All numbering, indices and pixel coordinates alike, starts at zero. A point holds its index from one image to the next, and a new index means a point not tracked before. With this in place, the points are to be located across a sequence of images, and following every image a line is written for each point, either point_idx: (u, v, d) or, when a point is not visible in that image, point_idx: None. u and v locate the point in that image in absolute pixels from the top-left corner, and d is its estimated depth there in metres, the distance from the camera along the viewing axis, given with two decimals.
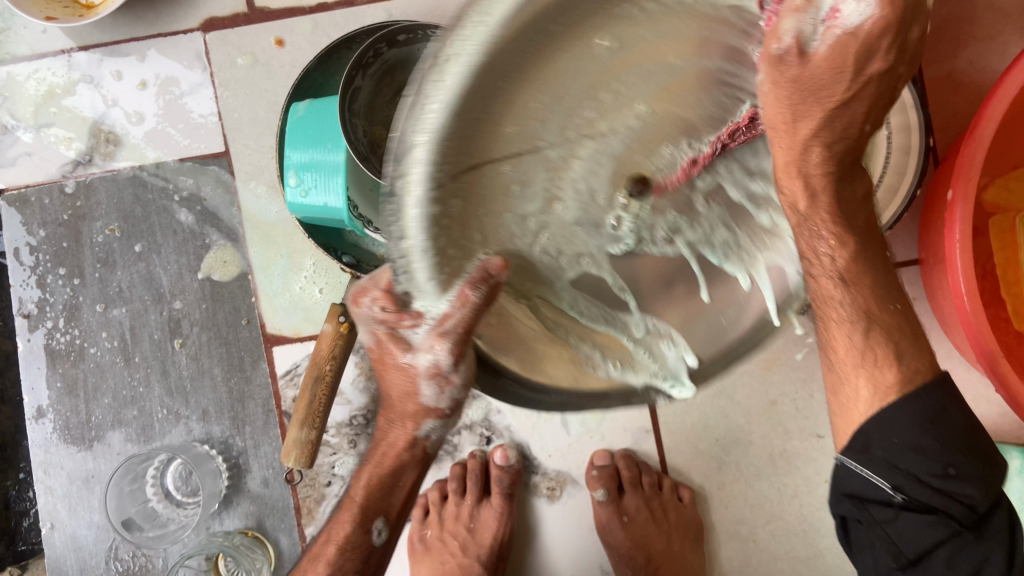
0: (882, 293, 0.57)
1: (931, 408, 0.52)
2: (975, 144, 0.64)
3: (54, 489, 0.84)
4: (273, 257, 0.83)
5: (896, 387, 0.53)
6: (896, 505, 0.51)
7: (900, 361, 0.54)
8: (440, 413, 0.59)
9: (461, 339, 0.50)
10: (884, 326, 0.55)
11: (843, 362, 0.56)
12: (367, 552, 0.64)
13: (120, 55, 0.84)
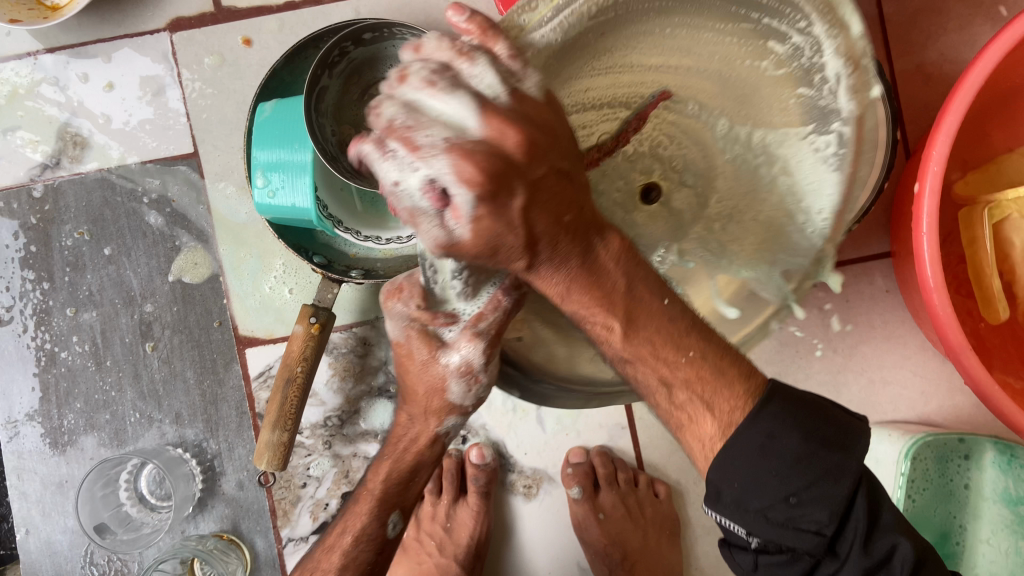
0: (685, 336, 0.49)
1: (762, 435, 0.45)
2: (943, 135, 0.64)
3: (27, 495, 0.84)
4: (243, 256, 0.83)
5: (719, 433, 0.47)
6: (754, 548, 0.47)
7: (712, 407, 0.47)
8: (462, 409, 0.61)
9: (493, 341, 0.55)
10: (689, 373, 0.48)
11: (662, 406, 0.51)
12: (380, 544, 0.63)
13: (86, 57, 0.83)
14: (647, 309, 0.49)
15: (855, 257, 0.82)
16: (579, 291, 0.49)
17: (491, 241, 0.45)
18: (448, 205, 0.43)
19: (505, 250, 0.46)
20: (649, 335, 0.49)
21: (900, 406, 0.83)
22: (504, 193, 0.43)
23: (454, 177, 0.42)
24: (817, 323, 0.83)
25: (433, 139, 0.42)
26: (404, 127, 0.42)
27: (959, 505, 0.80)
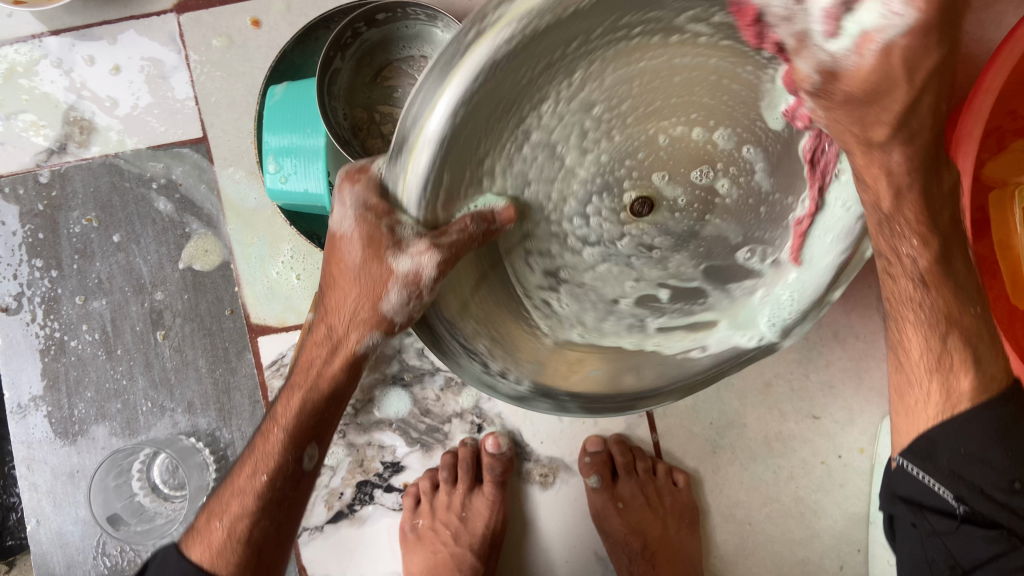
0: (962, 300, 0.54)
1: (1010, 417, 0.53)
2: (974, 114, 0.63)
3: (39, 485, 0.83)
4: (250, 238, 0.81)
5: (971, 393, 0.54)
6: (958, 517, 0.53)
7: (978, 365, 0.54)
8: (388, 328, 0.55)
9: (449, 262, 0.51)
10: (962, 331, 0.54)
11: (910, 367, 0.57)
12: (296, 479, 0.59)
13: (91, 39, 0.82)
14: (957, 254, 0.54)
15: None
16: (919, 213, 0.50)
17: (897, 72, 0.38)
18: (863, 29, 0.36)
19: (875, 111, 0.42)
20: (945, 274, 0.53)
21: None
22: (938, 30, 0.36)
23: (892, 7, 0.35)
24: (838, 309, 0.81)
25: None
26: None
27: None
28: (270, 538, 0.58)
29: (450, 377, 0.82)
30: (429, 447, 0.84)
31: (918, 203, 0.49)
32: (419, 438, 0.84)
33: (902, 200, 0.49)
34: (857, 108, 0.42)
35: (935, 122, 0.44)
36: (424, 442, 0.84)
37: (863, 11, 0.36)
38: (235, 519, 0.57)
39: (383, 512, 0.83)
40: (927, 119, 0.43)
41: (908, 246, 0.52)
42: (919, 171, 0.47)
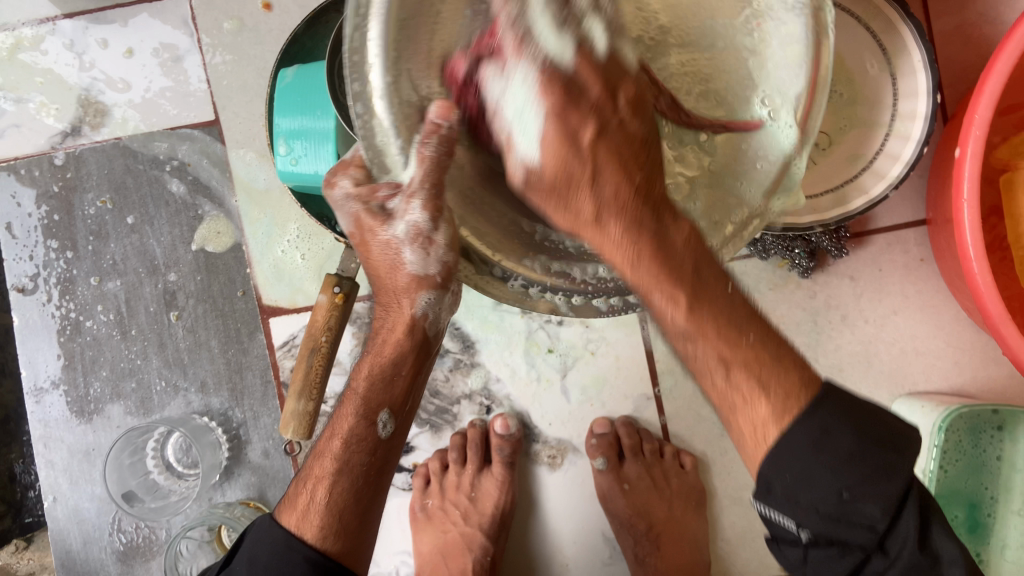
0: (732, 327, 0.47)
1: (816, 431, 0.44)
2: (985, 97, 0.63)
3: (56, 462, 0.84)
4: (257, 215, 0.82)
5: (772, 417, 0.46)
6: (804, 542, 0.46)
7: (766, 389, 0.46)
8: (438, 284, 0.56)
9: (436, 198, 0.46)
10: (746, 362, 0.46)
11: (714, 390, 0.49)
12: (373, 444, 0.61)
13: (105, 23, 0.82)
14: (710, 290, 0.46)
15: (889, 225, 0.81)
16: (646, 257, 0.45)
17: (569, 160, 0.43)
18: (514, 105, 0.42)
19: (578, 180, 0.44)
20: (709, 316, 0.46)
21: (932, 376, 0.82)
22: (579, 115, 0.43)
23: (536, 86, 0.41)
24: (848, 292, 0.82)
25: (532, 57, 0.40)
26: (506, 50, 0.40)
27: (990, 477, 0.78)
28: (348, 502, 0.59)
29: (459, 358, 0.82)
30: (438, 428, 0.85)
31: (653, 267, 0.45)
32: (428, 418, 0.84)
33: (636, 261, 0.45)
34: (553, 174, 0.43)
35: (629, 183, 0.44)
36: (433, 422, 0.85)
37: (512, 90, 0.41)
38: (318, 481, 0.60)
39: (393, 492, 0.85)
40: (647, 202, 0.45)
41: (665, 301, 0.46)
42: (640, 233, 0.45)
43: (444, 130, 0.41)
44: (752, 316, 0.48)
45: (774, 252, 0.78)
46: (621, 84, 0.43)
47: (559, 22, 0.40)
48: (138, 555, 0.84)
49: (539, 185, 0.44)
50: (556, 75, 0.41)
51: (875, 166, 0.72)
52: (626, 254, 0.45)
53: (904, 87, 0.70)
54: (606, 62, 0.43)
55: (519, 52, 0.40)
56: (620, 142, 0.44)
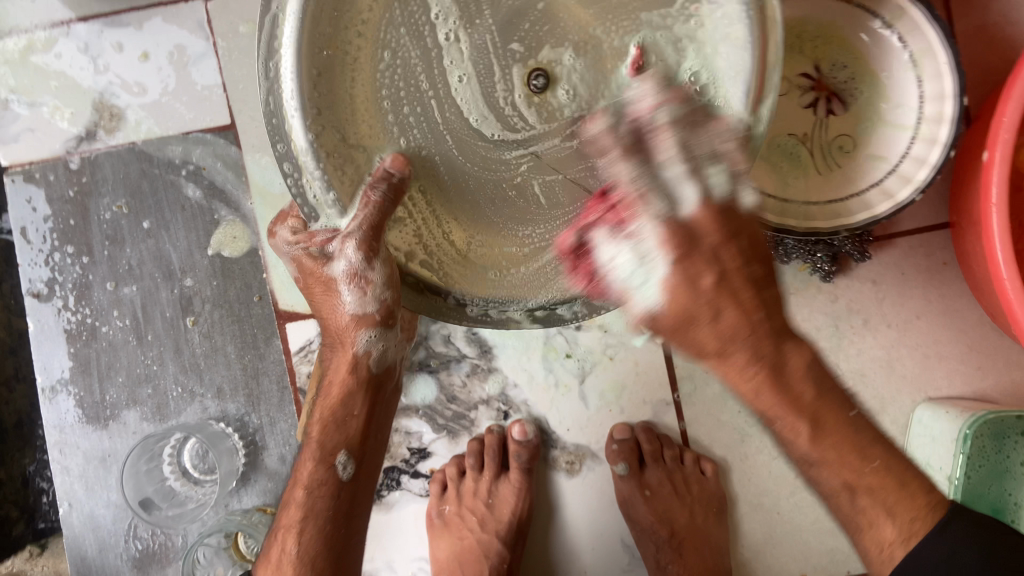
0: (858, 452, 0.50)
1: (942, 554, 0.47)
2: (1014, 101, 0.62)
3: (71, 468, 0.84)
4: (272, 217, 0.82)
5: (899, 540, 0.49)
6: None
7: (892, 514, 0.50)
8: (377, 321, 0.63)
9: (371, 238, 0.56)
10: (872, 487, 0.50)
11: (841, 513, 0.52)
12: (335, 487, 0.64)
13: (120, 26, 0.82)
14: (829, 419, 0.50)
15: (911, 228, 0.80)
16: (766, 388, 0.50)
17: (690, 311, 0.48)
18: (630, 218, 0.49)
19: (698, 326, 0.49)
20: (833, 445, 0.50)
21: (955, 381, 0.81)
22: (699, 266, 0.48)
23: (651, 242, 0.49)
24: (870, 295, 0.81)
25: (651, 216, 0.49)
26: (632, 207, 0.50)
27: (1013, 483, 0.76)
28: (318, 551, 0.63)
29: (477, 363, 0.82)
30: (455, 434, 0.84)
31: (775, 397, 0.50)
32: (445, 424, 0.84)
33: (761, 392, 0.50)
34: (671, 323, 0.49)
35: (745, 323, 0.49)
36: (451, 428, 0.84)
37: (625, 252, 0.50)
38: (287, 533, 0.64)
39: (410, 498, 0.84)
40: (767, 336, 0.49)
41: (786, 426, 0.51)
42: (765, 366, 0.49)
43: (393, 178, 0.54)
44: (879, 438, 0.51)
45: (795, 256, 0.77)
46: (739, 231, 0.49)
47: (687, 174, 0.48)
48: (153, 561, 0.83)
49: (657, 325, 0.50)
50: (674, 225, 0.49)
51: (901, 169, 0.70)
52: (745, 381, 0.50)
53: (931, 89, 0.68)
54: (726, 209, 0.49)
55: (634, 213, 0.49)
56: (734, 282, 0.49)
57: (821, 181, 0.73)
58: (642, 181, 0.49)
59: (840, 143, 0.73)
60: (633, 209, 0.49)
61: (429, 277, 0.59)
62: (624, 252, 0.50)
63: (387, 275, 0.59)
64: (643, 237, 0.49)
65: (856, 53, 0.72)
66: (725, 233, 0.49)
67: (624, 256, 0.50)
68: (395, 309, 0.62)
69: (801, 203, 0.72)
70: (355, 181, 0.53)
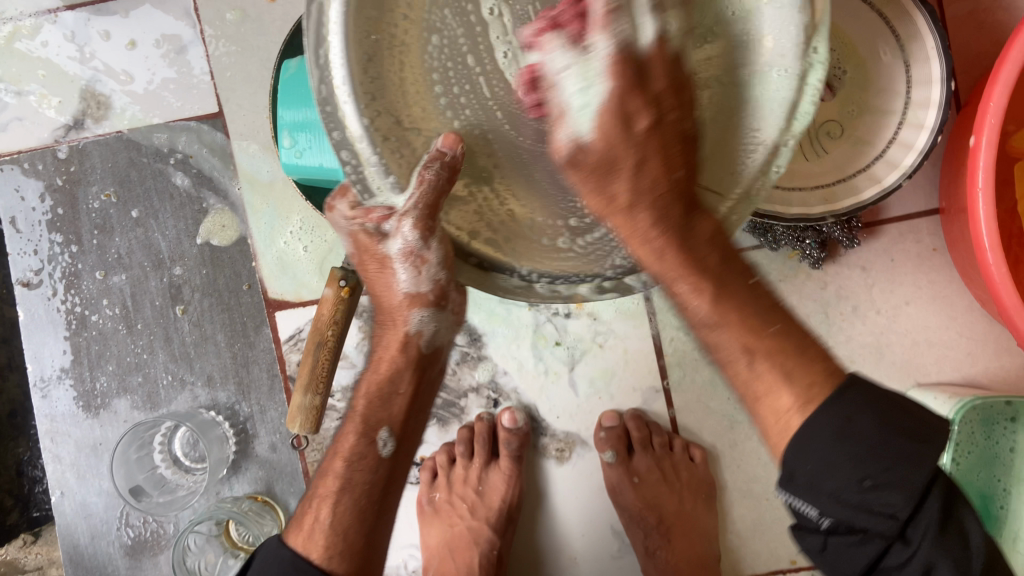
0: (756, 316, 0.48)
1: (839, 420, 0.43)
2: (1000, 86, 0.62)
3: (63, 457, 0.84)
4: (260, 204, 0.82)
5: (796, 405, 0.45)
6: (824, 531, 0.45)
7: (791, 379, 0.46)
8: (433, 300, 0.59)
9: (428, 214, 0.49)
10: (767, 353, 0.47)
11: (736, 376, 0.49)
12: (375, 462, 0.61)
13: (106, 14, 0.82)
14: (731, 284, 0.48)
15: (901, 215, 0.80)
16: (669, 251, 0.48)
17: (614, 151, 0.47)
18: (587, 34, 0.44)
19: (620, 169, 0.47)
20: (733, 306, 0.48)
21: (944, 367, 0.81)
22: (642, 108, 0.46)
23: (607, 68, 0.44)
24: (860, 282, 0.81)
25: (612, 38, 0.44)
26: (591, 19, 0.43)
27: (1003, 469, 0.76)
28: (352, 521, 0.60)
29: (467, 351, 0.82)
30: (445, 421, 0.85)
31: (678, 259, 0.48)
32: (436, 412, 0.84)
33: (663, 253, 0.48)
34: (597, 164, 0.47)
35: (667, 187, 0.47)
36: (441, 416, 0.84)
37: (572, 76, 0.44)
38: (322, 501, 0.60)
39: None
40: (676, 198, 0.48)
41: (691, 288, 0.48)
42: (669, 232, 0.48)
43: (448, 157, 0.45)
44: (778, 304, 0.49)
45: (784, 243, 0.77)
46: (684, 86, 0.46)
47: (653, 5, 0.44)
48: (146, 549, 0.84)
49: (584, 172, 0.47)
50: (625, 53, 0.44)
51: (887, 154, 0.70)
52: (654, 242, 0.48)
53: (917, 76, 0.69)
54: (672, 58, 0.46)
55: (597, 25, 0.43)
56: (670, 136, 0.47)
57: (810, 167, 0.73)
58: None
59: (828, 128, 0.73)
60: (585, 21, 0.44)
61: (495, 254, 0.51)
62: (567, 64, 0.44)
63: (443, 256, 0.53)
64: (597, 54, 0.44)
65: (845, 37, 0.71)
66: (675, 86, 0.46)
67: (568, 86, 0.45)
68: (448, 290, 0.58)
69: (789, 189, 0.72)
70: (409, 164, 0.45)
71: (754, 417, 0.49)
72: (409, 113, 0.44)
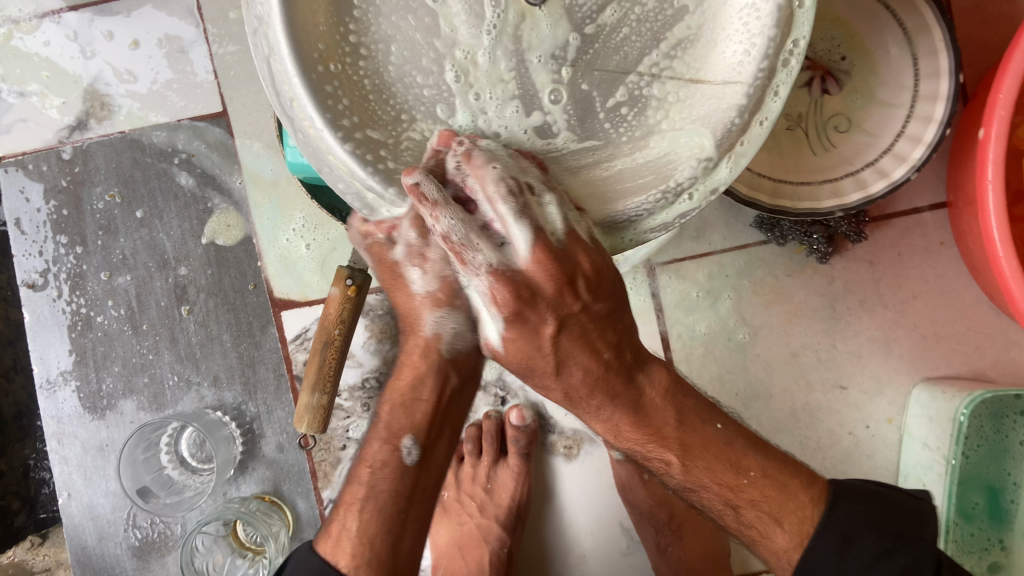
0: (732, 465, 0.57)
1: (840, 538, 0.54)
2: (1010, 78, 0.61)
3: (69, 458, 0.84)
4: (263, 199, 0.81)
5: (796, 542, 0.55)
6: None
7: (780, 521, 0.56)
8: (452, 300, 0.56)
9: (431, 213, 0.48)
10: (751, 501, 0.56)
11: (734, 522, 0.58)
12: (399, 471, 0.59)
13: (109, 14, 0.81)
14: (695, 431, 0.57)
15: (908, 208, 0.80)
16: (628, 423, 0.58)
17: (531, 353, 0.55)
18: (462, 256, 0.51)
19: (538, 369, 0.57)
20: (704, 461, 0.57)
21: (952, 361, 0.80)
22: (534, 313, 0.53)
23: (489, 293, 0.53)
24: (867, 277, 0.81)
25: (480, 265, 0.52)
26: (460, 251, 0.51)
27: (1013, 463, 0.76)
28: (376, 531, 0.58)
29: None
30: None
31: (639, 433, 0.58)
32: None
33: (620, 426, 0.58)
34: (519, 362, 0.57)
35: (609, 369, 0.57)
36: None
37: (474, 290, 0.54)
38: (349, 512, 0.59)
39: None
40: (615, 375, 0.57)
41: (659, 461, 0.58)
42: (623, 413, 0.58)
43: (445, 156, 0.48)
44: (743, 436, 0.58)
45: (791, 237, 0.78)
46: (580, 271, 0.52)
47: (516, 221, 0.50)
48: (153, 550, 0.83)
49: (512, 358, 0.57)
50: (506, 275, 0.52)
51: (895, 148, 0.70)
52: (625, 428, 0.58)
53: (926, 69, 0.68)
54: (561, 251, 0.51)
55: (465, 263, 0.52)
56: (590, 328, 0.55)
57: (817, 161, 0.73)
58: (462, 232, 0.50)
59: (834, 122, 0.73)
60: (456, 239, 0.51)
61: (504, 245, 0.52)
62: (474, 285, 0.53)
63: (447, 246, 0.53)
64: (476, 277, 0.53)
65: (850, 29, 0.71)
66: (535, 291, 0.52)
67: (473, 292, 0.54)
68: (462, 287, 0.56)
69: (795, 184, 0.72)
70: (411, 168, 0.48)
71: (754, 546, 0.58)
72: (378, 116, 0.46)
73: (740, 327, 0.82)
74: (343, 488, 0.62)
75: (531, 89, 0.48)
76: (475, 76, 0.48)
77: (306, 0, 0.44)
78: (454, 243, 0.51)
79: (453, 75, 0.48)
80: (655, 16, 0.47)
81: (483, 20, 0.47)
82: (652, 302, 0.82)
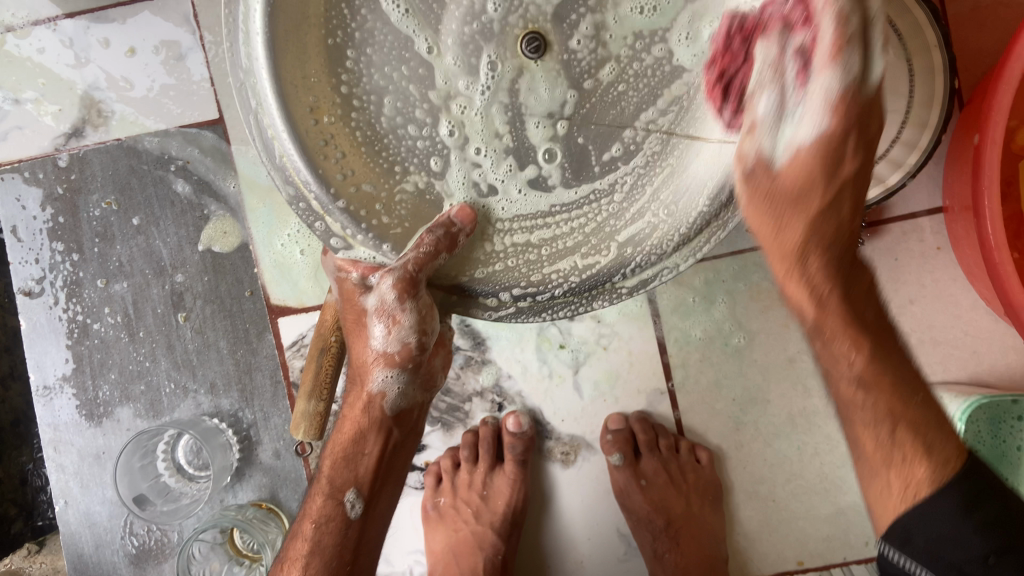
0: (902, 389, 0.54)
1: (973, 491, 0.51)
2: (1005, 85, 0.61)
3: (66, 466, 0.84)
4: (257, 203, 0.81)
5: (927, 480, 0.52)
6: None
7: (929, 454, 0.53)
8: (403, 363, 0.61)
9: (409, 280, 0.54)
10: (911, 422, 0.53)
11: (869, 445, 0.55)
12: (342, 525, 0.64)
13: (105, 22, 0.81)
14: (886, 346, 0.55)
15: (904, 214, 0.80)
16: (835, 299, 0.54)
17: (816, 179, 0.52)
18: (805, 70, 0.47)
19: (811, 197, 0.53)
20: (883, 373, 0.54)
21: (950, 366, 0.80)
22: (850, 138, 0.50)
23: (821, 108, 0.49)
24: None
25: (828, 79, 0.47)
26: (804, 57, 0.47)
27: (1011, 468, 0.76)
28: None
29: (471, 355, 0.81)
30: (450, 426, 0.84)
31: (841, 317, 0.54)
32: (440, 417, 0.84)
33: (826, 301, 0.55)
34: (794, 197, 0.53)
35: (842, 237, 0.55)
36: (445, 420, 0.84)
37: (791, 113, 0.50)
38: (294, 564, 0.64)
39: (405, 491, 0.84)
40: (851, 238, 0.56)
41: (844, 351, 0.54)
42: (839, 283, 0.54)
43: (457, 224, 0.53)
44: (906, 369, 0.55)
45: None
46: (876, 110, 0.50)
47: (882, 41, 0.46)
48: (150, 557, 0.83)
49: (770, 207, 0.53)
50: (852, 93, 0.48)
51: (891, 154, 0.71)
52: (826, 294, 0.55)
53: (920, 74, 0.68)
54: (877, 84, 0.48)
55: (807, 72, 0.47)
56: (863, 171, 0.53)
57: None
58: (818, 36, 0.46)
59: None
60: (800, 46, 0.47)
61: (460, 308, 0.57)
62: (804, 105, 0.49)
63: (418, 317, 0.58)
64: (812, 91, 0.48)
65: None
66: (865, 119, 0.50)
67: (780, 123, 0.50)
68: (418, 354, 0.60)
69: None
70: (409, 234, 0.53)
71: (872, 483, 0.56)
72: (372, 169, 0.52)
73: (735, 331, 0.81)
74: (290, 535, 0.67)
75: (526, 143, 0.56)
76: (469, 127, 0.55)
77: (297, 60, 0.48)
78: (790, 50, 0.47)
79: (448, 130, 0.54)
80: (652, 74, 0.55)
81: (479, 77, 0.54)
82: (649, 307, 0.82)
